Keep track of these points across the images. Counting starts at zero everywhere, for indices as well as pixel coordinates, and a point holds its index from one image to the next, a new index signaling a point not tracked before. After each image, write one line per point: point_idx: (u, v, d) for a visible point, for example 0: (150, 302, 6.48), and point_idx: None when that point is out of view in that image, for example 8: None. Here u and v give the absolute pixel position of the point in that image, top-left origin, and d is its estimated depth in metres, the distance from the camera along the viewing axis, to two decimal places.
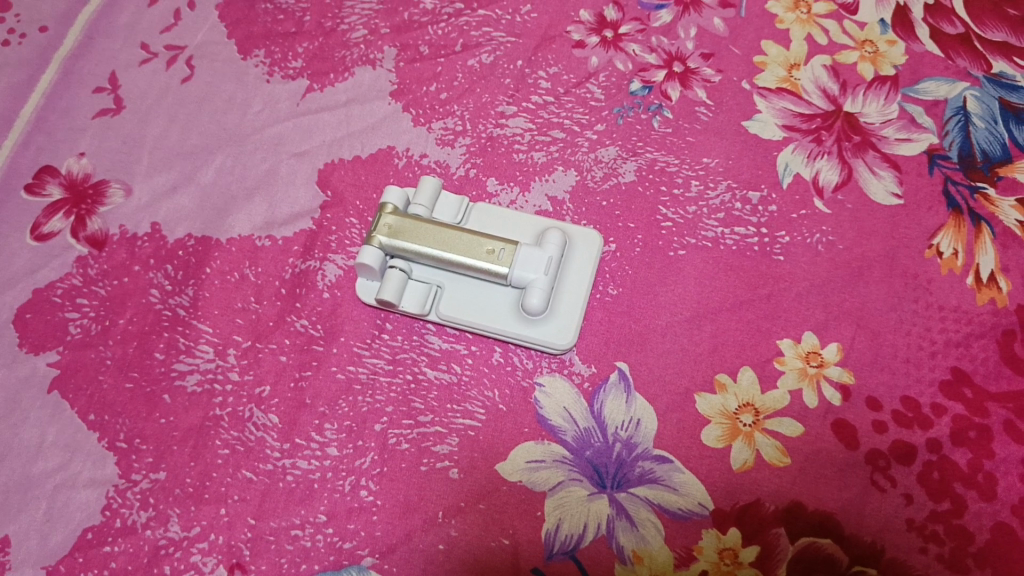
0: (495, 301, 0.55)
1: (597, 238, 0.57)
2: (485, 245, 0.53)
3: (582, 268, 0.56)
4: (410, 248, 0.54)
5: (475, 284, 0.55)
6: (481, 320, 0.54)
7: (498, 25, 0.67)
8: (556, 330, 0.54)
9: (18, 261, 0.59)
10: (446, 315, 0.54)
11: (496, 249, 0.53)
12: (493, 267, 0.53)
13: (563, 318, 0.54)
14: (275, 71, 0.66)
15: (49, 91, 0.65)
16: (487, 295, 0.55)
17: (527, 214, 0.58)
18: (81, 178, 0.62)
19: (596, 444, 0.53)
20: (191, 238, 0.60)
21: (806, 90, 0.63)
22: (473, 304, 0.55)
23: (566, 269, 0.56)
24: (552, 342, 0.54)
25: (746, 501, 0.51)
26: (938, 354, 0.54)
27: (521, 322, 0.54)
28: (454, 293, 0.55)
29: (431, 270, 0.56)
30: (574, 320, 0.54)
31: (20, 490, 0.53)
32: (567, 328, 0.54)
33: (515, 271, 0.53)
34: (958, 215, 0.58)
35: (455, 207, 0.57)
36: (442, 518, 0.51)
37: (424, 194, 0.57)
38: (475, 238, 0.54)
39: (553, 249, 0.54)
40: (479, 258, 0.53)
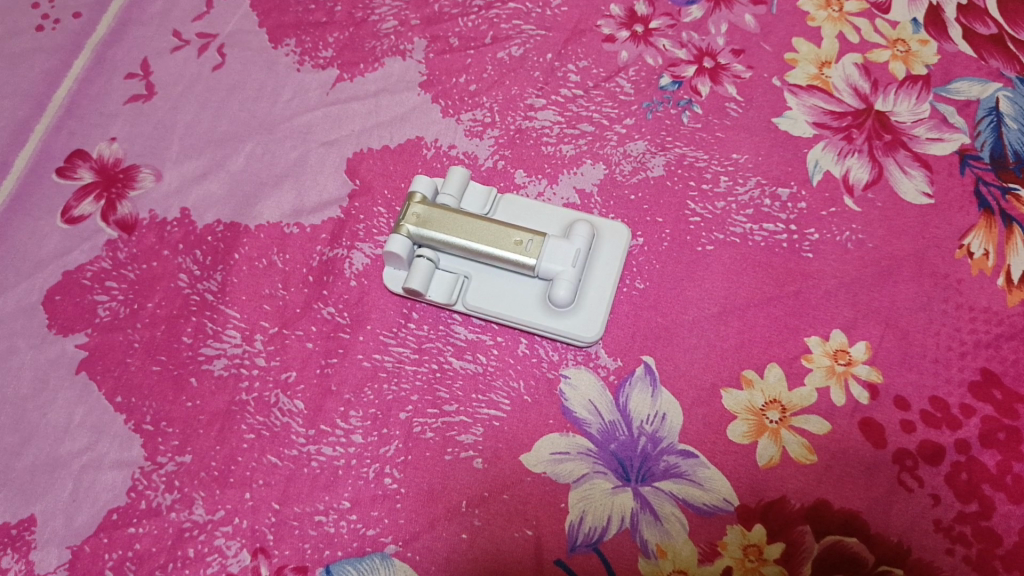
0: (522, 292, 0.55)
1: (625, 231, 0.57)
2: (513, 236, 0.53)
3: (609, 260, 0.56)
4: (438, 238, 0.54)
5: (503, 275, 0.55)
6: (508, 311, 0.54)
7: (528, 18, 0.67)
8: (582, 322, 0.54)
9: (49, 244, 0.59)
10: (474, 306, 0.54)
11: (523, 240, 0.53)
12: (521, 258, 0.53)
13: (590, 310, 0.54)
14: (305, 61, 0.66)
15: (81, 76, 0.66)
16: (514, 286, 0.55)
17: (554, 206, 0.58)
18: (111, 162, 0.63)
19: (621, 438, 0.53)
20: (219, 224, 0.60)
21: (837, 87, 0.63)
22: (500, 296, 0.55)
23: (593, 261, 0.56)
24: (579, 333, 0.53)
25: (771, 498, 0.51)
26: (967, 354, 0.54)
27: (548, 314, 0.54)
28: (482, 284, 0.55)
29: (458, 261, 0.56)
30: (602, 311, 0.54)
31: (47, 469, 0.53)
32: (594, 320, 0.54)
33: (544, 262, 0.53)
34: (989, 216, 0.58)
35: (483, 197, 0.57)
36: (465, 508, 0.51)
37: (452, 184, 0.57)
38: (502, 228, 0.54)
39: (581, 241, 0.54)
40: (507, 250, 0.53)
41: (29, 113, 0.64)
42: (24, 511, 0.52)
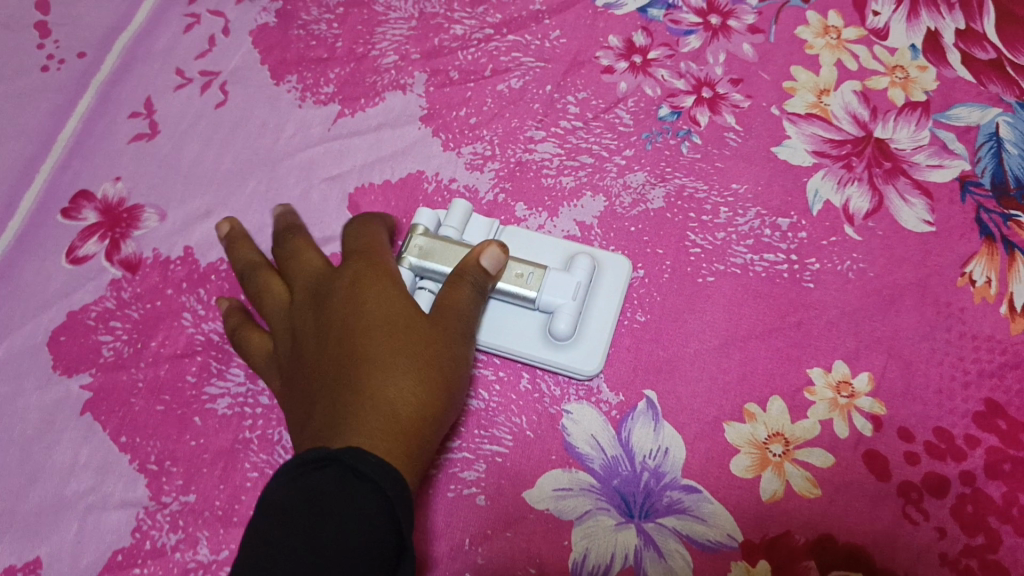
0: (524, 324, 0.55)
1: (625, 262, 0.58)
2: (513, 269, 0.54)
3: (610, 290, 0.57)
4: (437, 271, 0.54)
5: (504, 306, 0.56)
6: (509, 343, 0.55)
7: (528, 50, 0.67)
8: (582, 354, 0.54)
9: (54, 284, 0.60)
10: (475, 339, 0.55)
11: (524, 273, 0.54)
12: (523, 290, 0.53)
13: (591, 341, 0.55)
14: (307, 97, 0.67)
15: (86, 115, 0.66)
16: (516, 318, 0.56)
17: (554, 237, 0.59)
18: (116, 202, 0.63)
19: (624, 473, 0.52)
20: (223, 262, 0.60)
21: (836, 115, 0.63)
22: (500, 327, 0.55)
23: (595, 292, 0.56)
24: (578, 364, 0.54)
25: (775, 532, 0.51)
26: (971, 384, 0.54)
27: (548, 345, 0.55)
28: (483, 316, 0.56)
29: None
30: (602, 343, 0.55)
31: (52, 510, 0.53)
32: (594, 352, 0.54)
33: (546, 295, 0.54)
34: (991, 243, 0.58)
35: (484, 230, 0.58)
36: (469, 545, 0.51)
37: (453, 217, 0.57)
38: None
39: (581, 273, 0.55)
40: (509, 282, 0.54)
41: (34, 153, 0.65)
42: (29, 553, 0.52)
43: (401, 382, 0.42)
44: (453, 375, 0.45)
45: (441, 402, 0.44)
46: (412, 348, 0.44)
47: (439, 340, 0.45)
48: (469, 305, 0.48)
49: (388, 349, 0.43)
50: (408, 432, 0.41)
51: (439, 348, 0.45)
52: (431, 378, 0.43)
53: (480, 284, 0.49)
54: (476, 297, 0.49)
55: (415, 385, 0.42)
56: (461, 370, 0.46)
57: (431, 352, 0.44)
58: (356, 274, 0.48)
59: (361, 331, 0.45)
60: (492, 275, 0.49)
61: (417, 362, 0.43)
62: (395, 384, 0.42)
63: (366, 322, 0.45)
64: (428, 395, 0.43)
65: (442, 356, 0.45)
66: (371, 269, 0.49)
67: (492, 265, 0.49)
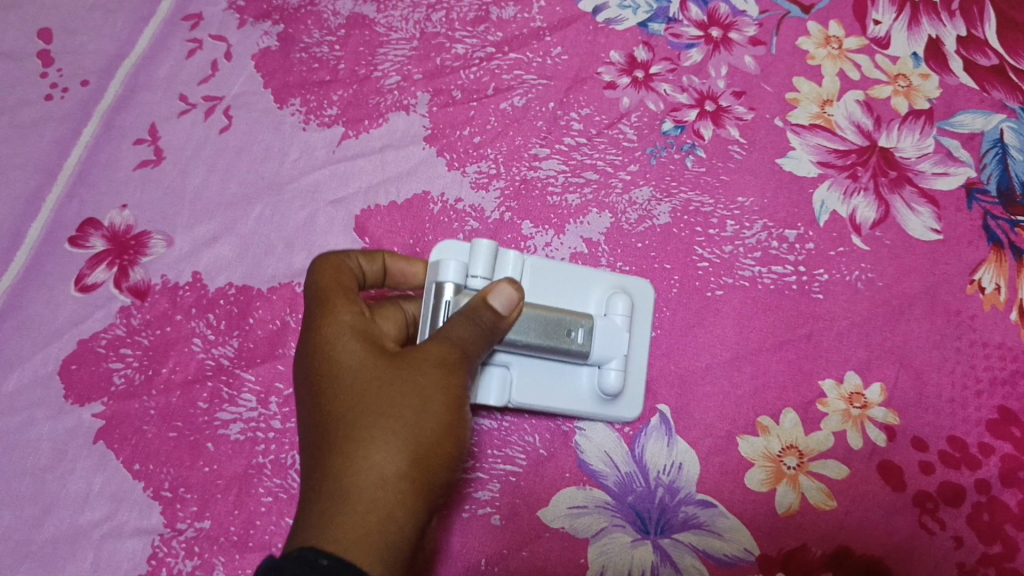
0: (566, 377, 0.52)
1: (652, 292, 0.56)
2: (562, 326, 0.50)
3: (644, 329, 0.54)
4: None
5: (543, 359, 0.51)
6: (557, 401, 0.52)
7: (530, 67, 0.67)
8: (628, 404, 0.53)
9: (63, 313, 0.60)
10: (522, 400, 0.51)
11: (574, 330, 0.50)
12: (575, 347, 0.50)
13: (633, 388, 0.53)
14: (311, 120, 0.67)
15: (90, 143, 0.67)
16: (556, 370, 0.52)
17: (577, 272, 0.55)
18: (123, 229, 0.63)
19: (638, 489, 0.52)
20: (232, 287, 0.61)
21: (840, 126, 0.63)
22: (543, 385, 0.51)
23: (633, 334, 0.54)
24: (621, 413, 0.53)
25: (791, 546, 0.51)
26: (983, 392, 0.54)
27: (595, 400, 0.52)
28: (524, 373, 0.51)
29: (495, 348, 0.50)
30: (642, 386, 0.53)
31: (68, 540, 0.54)
32: (636, 399, 0.53)
33: (596, 348, 0.51)
34: (999, 249, 0.58)
35: (510, 267, 0.52)
36: (485, 566, 0.51)
37: (478, 258, 0.51)
38: (550, 317, 0.49)
39: (622, 319, 0.53)
40: (558, 339, 0.49)
41: (40, 183, 0.65)
42: None
43: (367, 452, 0.39)
44: (438, 419, 0.41)
45: (429, 454, 0.40)
46: (377, 408, 0.40)
47: (407, 382, 0.41)
48: (454, 334, 0.44)
49: (349, 420, 0.40)
50: (380, 507, 0.38)
51: (410, 395, 0.41)
52: (405, 433, 0.39)
53: (486, 320, 0.45)
54: (466, 325, 0.44)
55: (380, 450, 0.39)
56: (454, 408, 0.41)
57: (400, 404, 0.40)
58: (306, 339, 0.45)
59: (324, 400, 0.42)
60: (506, 316, 0.46)
61: (378, 424, 0.40)
62: (359, 459, 0.39)
63: (327, 394, 0.42)
64: (411, 454, 0.39)
65: (410, 400, 0.40)
66: (333, 320, 0.45)
67: (499, 304, 0.46)
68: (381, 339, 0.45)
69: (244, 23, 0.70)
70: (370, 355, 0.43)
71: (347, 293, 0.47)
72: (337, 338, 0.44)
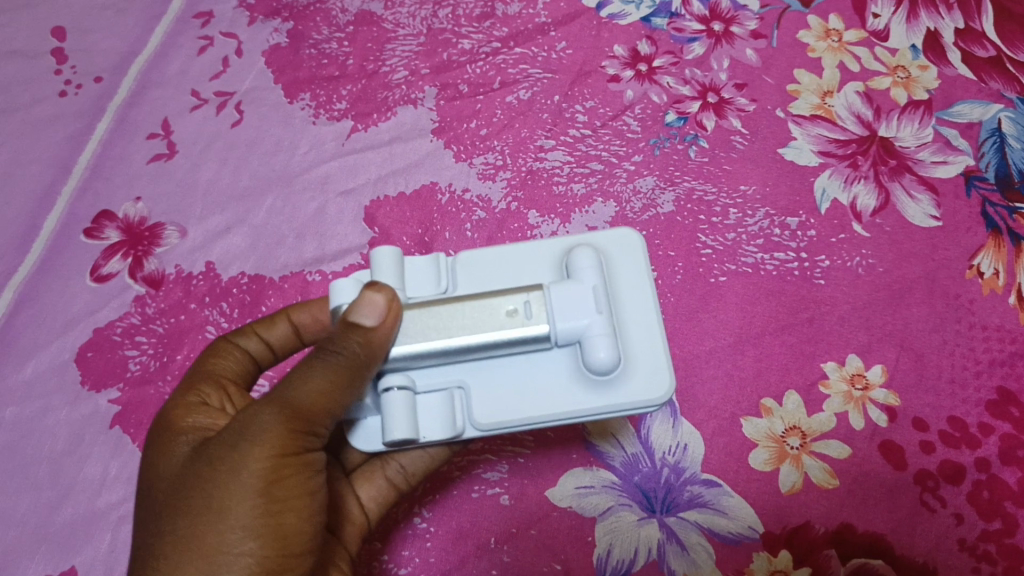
0: (545, 375, 0.41)
1: (631, 235, 0.43)
2: (501, 308, 0.39)
3: (634, 281, 0.42)
4: (398, 352, 0.39)
5: (506, 363, 0.41)
6: (539, 411, 0.40)
7: (535, 62, 0.69)
8: (643, 380, 0.40)
9: (79, 303, 0.62)
10: (490, 424, 0.40)
11: (518, 307, 0.39)
12: (534, 329, 0.39)
13: (644, 360, 0.40)
14: (321, 114, 0.68)
15: (105, 138, 0.68)
16: (528, 371, 0.41)
17: (527, 246, 0.44)
18: (137, 220, 0.65)
19: (644, 469, 0.53)
20: (243, 276, 0.62)
21: (839, 116, 0.64)
22: (514, 395, 0.40)
23: (614, 291, 0.42)
24: (647, 397, 0.39)
25: (795, 524, 0.52)
26: (982, 373, 0.55)
27: (593, 388, 0.40)
28: (483, 390, 0.41)
29: (438, 370, 0.41)
30: (663, 356, 0.40)
31: (86, 523, 0.54)
32: (657, 371, 0.40)
33: (562, 322, 0.39)
34: (997, 235, 0.59)
35: (430, 270, 0.43)
36: (494, 544, 0.52)
37: (380, 268, 0.41)
38: (483, 303, 0.39)
39: (592, 273, 0.40)
40: (509, 327, 0.39)
41: (56, 177, 0.66)
42: (64, 564, 0.53)
43: (201, 553, 0.37)
44: (248, 512, 0.38)
45: (222, 552, 0.37)
46: (188, 514, 0.38)
47: (205, 483, 0.39)
48: (290, 396, 0.38)
49: (158, 523, 0.39)
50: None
51: (214, 488, 0.38)
52: (198, 542, 0.38)
53: (354, 348, 0.37)
54: (312, 374, 0.38)
55: (166, 568, 0.38)
56: (270, 489, 0.39)
57: (201, 507, 0.38)
58: (155, 444, 0.44)
59: (147, 511, 0.40)
60: (375, 332, 0.37)
61: (176, 527, 0.38)
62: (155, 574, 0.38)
63: (160, 497, 0.40)
64: (219, 556, 0.37)
65: (206, 502, 0.38)
66: (178, 433, 0.43)
67: (361, 321, 0.37)
68: (197, 420, 0.44)
69: (255, 21, 0.72)
70: (204, 445, 0.40)
71: (200, 406, 0.45)
72: (179, 443, 0.42)
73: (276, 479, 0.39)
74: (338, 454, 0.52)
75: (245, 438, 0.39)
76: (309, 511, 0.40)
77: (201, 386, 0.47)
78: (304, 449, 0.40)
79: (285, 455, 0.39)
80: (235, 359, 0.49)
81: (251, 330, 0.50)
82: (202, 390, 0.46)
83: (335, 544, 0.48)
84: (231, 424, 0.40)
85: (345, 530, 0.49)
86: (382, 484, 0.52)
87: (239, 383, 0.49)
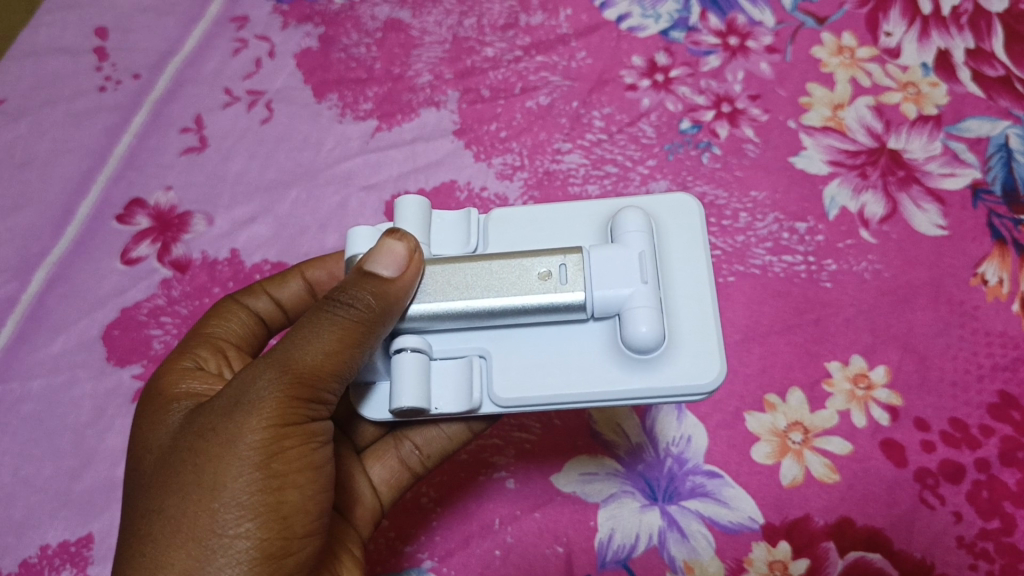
0: (578, 348, 0.40)
1: (689, 204, 0.42)
2: (534, 270, 0.39)
3: (687, 252, 0.41)
4: (417, 312, 0.39)
5: (535, 331, 0.40)
6: (567, 387, 0.39)
7: (555, 70, 0.71)
8: (687, 362, 0.38)
9: (108, 284, 0.64)
10: (510, 398, 0.39)
11: (552, 270, 0.39)
12: (568, 296, 0.38)
13: (691, 340, 0.39)
14: (347, 114, 0.70)
15: (140, 131, 0.70)
16: (560, 342, 0.40)
17: (577, 212, 0.43)
18: (167, 209, 0.67)
19: (648, 459, 0.55)
20: (267, 263, 0.64)
21: (850, 128, 0.65)
22: (543, 369, 0.39)
23: (665, 261, 0.41)
24: (690, 381, 0.38)
25: (795, 516, 0.53)
26: (985, 377, 0.55)
27: (632, 367, 0.39)
28: (507, 358, 0.40)
29: (462, 336, 0.40)
30: (713, 338, 0.38)
31: (104, 491, 0.57)
32: (701, 354, 0.38)
33: (601, 291, 0.38)
34: (1003, 246, 0.60)
35: (462, 226, 0.43)
36: (499, 525, 0.54)
37: (409, 220, 0.42)
38: (515, 264, 0.39)
39: (639, 239, 0.40)
40: (541, 291, 0.38)
41: (91, 166, 0.69)
42: (83, 529, 0.56)
43: (191, 531, 0.36)
44: (245, 486, 0.37)
45: (217, 530, 0.36)
46: (179, 489, 0.37)
47: (194, 458, 0.37)
48: (295, 359, 0.38)
49: (145, 501, 0.38)
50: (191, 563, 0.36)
51: (208, 461, 0.37)
52: (190, 520, 0.36)
53: (369, 300, 0.37)
54: (319, 333, 0.38)
55: (154, 548, 0.36)
56: (270, 461, 0.38)
57: (193, 483, 0.37)
58: (145, 414, 0.43)
59: (135, 486, 0.39)
60: (392, 283, 0.37)
61: (165, 506, 0.37)
62: (142, 557, 0.36)
63: (149, 471, 0.39)
64: (211, 533, 0.36)
65: (200, 476, 0.37)
66: (170, 402, 0.42)
67: (378, 271, 0.38)
68: (191, 394, 0.43)
69: (288, 25, 0.74)
70: (198, 415, 0.39)
71: (197, 371, 0.45)
72: (171, 413, 0.42)
73: (273, 451, 0.38)
74: (348, 430, 0.51)
75: (245, 406, 0.38)
76: (312, 487, 0.39)
77: (199, 352, 0.47)
78: (307, 419, 0.39)
79: (286, 424, 0.38)
80: (238, 322, 0.51)
81: (262, 291, 0.52)
82: (201, 356, 0.47)
83: (345, 525, 0.46)
84: (228, 392, 0.39)
85: (356, 512, 0.47)
86: (395, 465, 0.49)
87: (238, 347, 0.50)
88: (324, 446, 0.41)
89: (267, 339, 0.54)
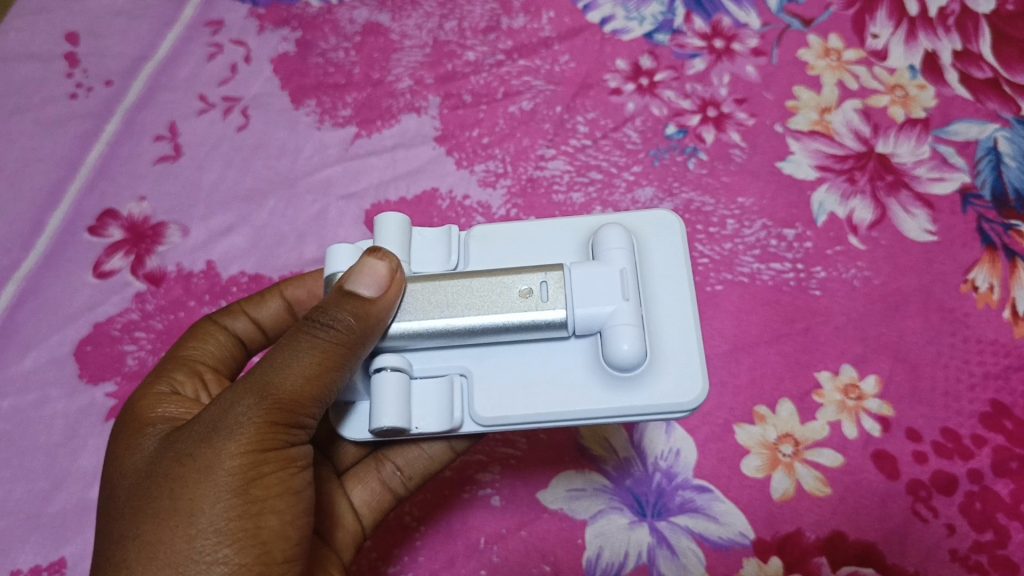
0: (560, 366, 0.38)
1: (673, 222, 0.41)
2: (515, 287, 0.37)
3: (669, 267, 0.40)
4: (397, 330, 0.38)
5: (517, 349, 0.39)
6: (550, 407, 0.38)
7: (538, 74, 0.69)
8: (670, 381, 0.37)
9: (80, 298, 0.62)
10: (490, 418, 0.38)
11: (534, 287, 0.37)
12: (549, 314, 0.37)
13: (674, 359, 0.38)
14: (325, 120, 0.69)
15: (112, 140, 0.69)
16: (540, 361, 0.39)
17: (561, 229, 0.42)
18: (140, 219, 0.65)
19: (636, 474, 0.54)
20: (244, 275, 0.63)
21: (838, 131, 0.64)
22: (525, 389, 0.38)
23: (647, 279, 0.40)
24: (674, 400, 0.37)
25: (787, 531, 0.52)
26: (977, 386, 0.55)
27: (614, 386, 0.37)
28: (488, 377, 0.39)
29: (442, 354, 0.39)
30: (695, 357, 0.37)
31: (78, 514, 0.55)
32: (685, 374, 0.37)
33: (583, 309, 0.37)
34: (993, 251, 0.59)
35: (443, 244, 0.42)
36: (484, 544, 0.52)
37: (389, 238, 0.40)
38: (497, 282, 0.38)
39: (622, 257, 0.39)
40: (521, 309, 0.37)
41: (62, 176, 0.67)
42: (54, 554, 0.54)
43: (166, 558, 0.34)
44: (223, 511, 0.35)
45: (193, 557, 0.35)
46: (156, 516, 0.35)
47: (170, 483, 0.36)
48: (274, 382, 0.36)
49: (118, 528, 0.36)
50: None
51: (185, 486, 0.36)
52: (165, 547, 0.35)
53: (349, 321, 0.36)
54: (297, 356, 0.36)
55: None
56: (250, 486, 0.36)
57: (170, 508, 0.35)
58: (120, 438, 0.41)
59: (108, 512, 0.38)
60: (374, 303, 0.36)
61: (140, 532, 0.35)
62: None
63: (123, 498, 0.37)
64: (186, 560, 0.35)
65: (177, 501, 0.35)
66: (145, 426, 0.41)
67: (359, 291, 0.36)
68: (167, 418, 0.41)
69: (264, 29, 0.72)
70: (175, 439, 0.38)
71: (173, 396, 0.44)
72: (147, 437, 0.40)
73: (252, 476, 0.36)
74: (329, 452, 0.49)
75: (223, 430, 0.36)
76: (292, 512, 0.38)
77: (175, 375, 0.46)
78: (287, 444, 0.38)
79: (265, 449, 0.37)
80: (215, 343, 0.49)
81: (240, 310, 0.51)
82: (176, 380, 0.45)
83: (326, 549, 0.45)
84: (205, 415, 0.37)
85: (338, 535, 0.46)
86: (377, 487, 0.48)
87: (215, 369, 0.48)
88: (303, 471, 0.39)
89: (247, 360, 0.52)
